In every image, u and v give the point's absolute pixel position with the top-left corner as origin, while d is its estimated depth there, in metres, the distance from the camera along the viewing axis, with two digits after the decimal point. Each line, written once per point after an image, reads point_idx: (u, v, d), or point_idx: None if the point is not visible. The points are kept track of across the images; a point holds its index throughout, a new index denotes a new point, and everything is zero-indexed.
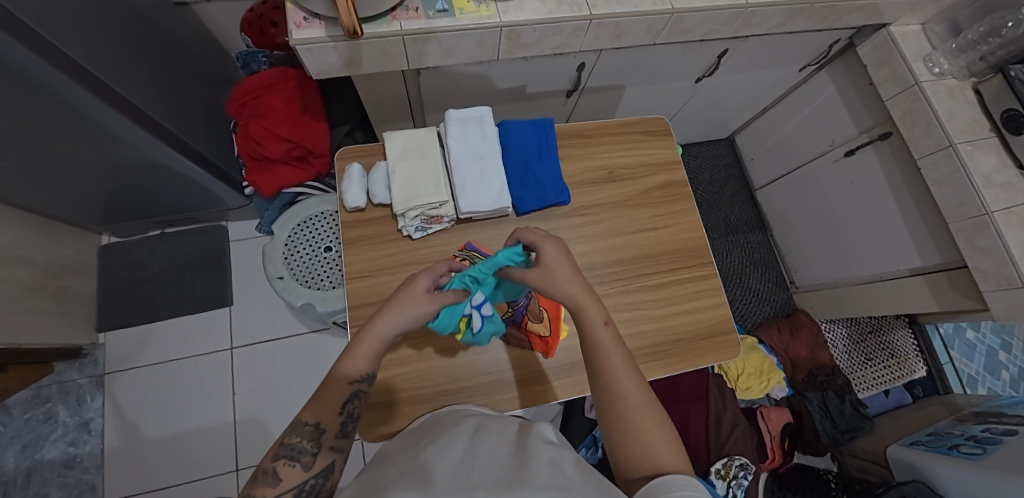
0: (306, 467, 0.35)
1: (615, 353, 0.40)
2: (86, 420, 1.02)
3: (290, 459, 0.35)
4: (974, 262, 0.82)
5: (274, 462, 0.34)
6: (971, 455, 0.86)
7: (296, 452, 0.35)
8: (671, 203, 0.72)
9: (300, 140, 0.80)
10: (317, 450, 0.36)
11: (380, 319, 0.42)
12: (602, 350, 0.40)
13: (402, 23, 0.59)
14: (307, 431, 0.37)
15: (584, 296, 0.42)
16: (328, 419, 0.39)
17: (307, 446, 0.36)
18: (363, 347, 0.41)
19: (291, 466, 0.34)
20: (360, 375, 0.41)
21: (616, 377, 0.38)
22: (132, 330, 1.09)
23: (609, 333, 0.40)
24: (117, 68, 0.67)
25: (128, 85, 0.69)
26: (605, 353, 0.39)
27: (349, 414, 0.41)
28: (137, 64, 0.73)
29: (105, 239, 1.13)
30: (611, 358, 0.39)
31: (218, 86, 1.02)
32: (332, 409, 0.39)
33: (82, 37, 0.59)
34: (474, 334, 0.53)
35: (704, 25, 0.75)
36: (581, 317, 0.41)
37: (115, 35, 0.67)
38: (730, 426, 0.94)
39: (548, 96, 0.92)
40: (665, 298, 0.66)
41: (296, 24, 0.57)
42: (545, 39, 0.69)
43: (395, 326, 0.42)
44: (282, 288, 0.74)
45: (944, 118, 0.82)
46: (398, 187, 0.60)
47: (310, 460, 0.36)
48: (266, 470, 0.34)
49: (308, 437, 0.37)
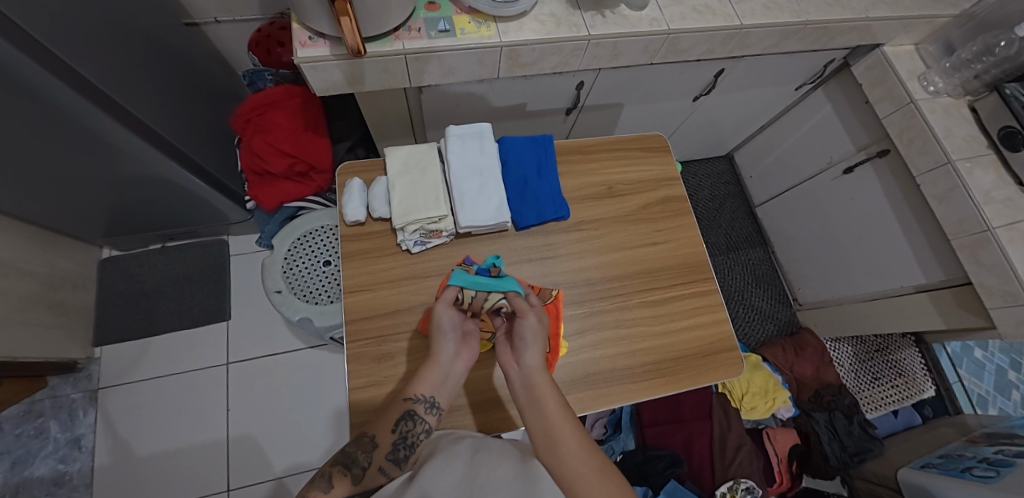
0: (355, 480, 0.39)
1: (564, 419, 0.40)
2: (78, 436, 0.99)
3: (344, 468, 0.40)
4: (979, 278, 0.81)
5: (330, 468, 0.40)
6: (984, 478, 0.84)
7: (350, 462, 0.41)
8: (671, 218, 0.72)
9: (302, 155, 0.80)
10: (366, 466, 0.40)
11: (438, 348, 0.48)
12: (552, 420, 0.40)
13: (405, 42, 0.61)
14: (363, 444, 0.42)
15: (537, 371, 0.45)
16: (382, 435, 0.43)
17: (359, 458, 0.41)
18: (428, 373, 0.47)
19: (343, 476, 0.39)
20: (419, 395, 0.45)
21: (563, 439, 0.38)
22: (130, 344, 1.08)
23: (559, 401, 0.43)
24: (122, 83, 0.67)
25: (131, 98, 0.70)
26: (555, 418, 0.40)
27: (402, 435, 0.43)
28: (147, 81, 0.75)
29: (106, 252, 1.14)
30: (559, 420, 0.40)
31: (224, 103, 1.04)
32: (387, 426, 0.43)
33: (92, 55, 0.61)
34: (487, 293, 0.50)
35: (699, 45, 0.76)
36: (535, 388, 0.44)
37: (121, 49, 0.68)
38: (735, 448, 0.91)
39: (547, 113, 0.93)
40: (663, 314, 0.65)
41: (301, 43, 0.59)
42: (544, 58, 0.70)
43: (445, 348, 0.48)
44: (279, 302, 0.73)
45: (941, 135, 0.83)
46: (398, 202, 0.60)
47: (359, 473, 0.40)
48: (326, 473, 0.40)
49: (364, 450, 0.42)
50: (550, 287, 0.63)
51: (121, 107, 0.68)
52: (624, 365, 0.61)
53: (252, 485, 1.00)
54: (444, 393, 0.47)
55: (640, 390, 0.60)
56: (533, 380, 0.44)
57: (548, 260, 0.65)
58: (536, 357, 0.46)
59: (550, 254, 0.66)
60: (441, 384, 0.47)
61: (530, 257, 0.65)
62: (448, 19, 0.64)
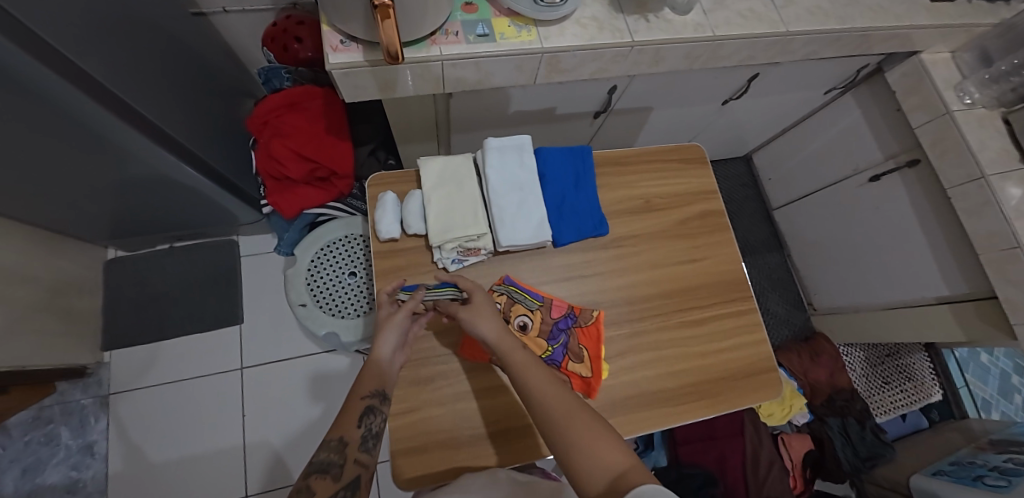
0: (337, 477, 0.37)
1: (532, 369, 0.44)
2: (90, 442, 0.98)
3: (321, 473, 0.37)
4: (1006, 294, 0.81)
5: (305, 480, 0.36)
6: (997, 488, 0.86)
7: (325, 465, 0.37)
8: (709, 234, 0.70)
9: (323, 160, 0.76)
10: (344, 462, 0.38)
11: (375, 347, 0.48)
12: (522, 374, 0.44)
13: (443, 48, 0.57)
14: (331, 447, 0.39)
15: (496, 336, 0.47)
16: (349, 432, 0.41)
17: (334, 459, 0.38)
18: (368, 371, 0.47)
19: (321, 479, 0.36)
20: (371, 390, 0.45)
21: (536, 388, 0.42)
22: (139, 349, 1.05)
23: (523, 356, 0.45)
24: (127, 78, 0.62)
25: (136, 94, 0.65)
26: (524, 372, 0.44)
27: (367, 428, 0.43)
28: (154, 78, 0.70)
29: (111, 253, 1.10)
30: (528, 375, 0.43)
31: (231, 98, 0.99)
32: (351, 423, 0.42)
33: (97, 49, 0.56)
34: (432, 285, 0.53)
35: (742, 51, 0.73)
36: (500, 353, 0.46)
37: (125, 39, 0.63)
38: (767, 464, 0.92)
39: (575, 117, 0.90)
40: (703, 335, 0.64)
41: (333, 47, 0.55)
42: (583, 65, 0.66)
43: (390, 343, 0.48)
44: (305, 315, 0.72)
45: (975, 148, 0.81)
46: (435, 219, 0.57)
47: (339, 471, 0.37)
48: (301, 488, 0.35)
49: (333, 451, 0.39)
50: (590, 308, 0.62)
51: (127, 106, 0.64)
52: (664, 387, 0.60)
53: (268, 491, 0.99)
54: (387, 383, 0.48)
55: (681, 413, 0.59)
56: (494, 347, 0.47)
57: (587, 279, 0.63)
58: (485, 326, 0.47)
59: (588, 271, 0.64)
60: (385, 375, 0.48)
61: (568, 276, 0.63)
62: (486, 22, 0.60)
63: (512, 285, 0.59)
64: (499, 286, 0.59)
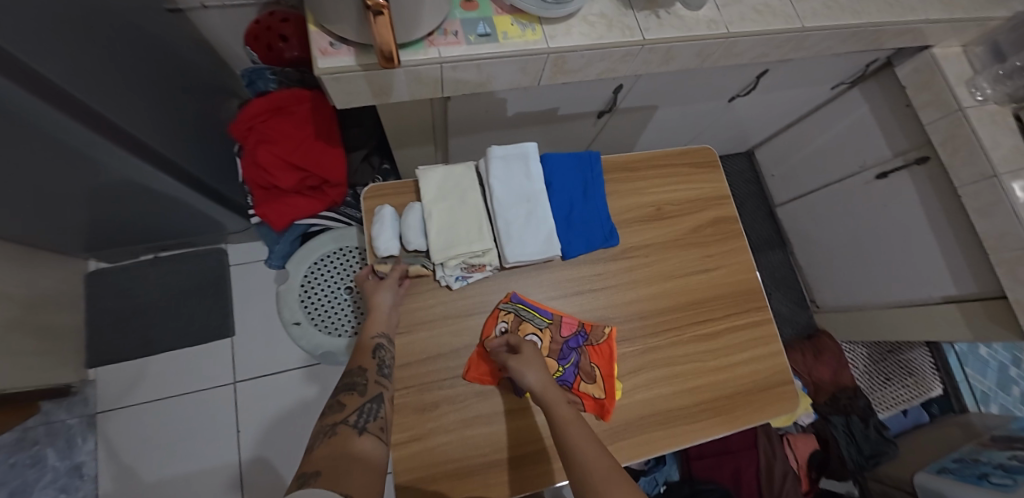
0: (360, 393, 0.47)
1: (574, 421, 0.43)
2: (79, 463, 0.93)
3: (349, 391, 0.48)
4: (1016, 295, 0.80)
5: (336, 396, 0.48)
6: (1002, 486, 0.87)
7: (352, 386, 0.48)
8: (722, 242, 0.67)
9: (314, 169, 0.71)
10: (365, 383, 0.48)
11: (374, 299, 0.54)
12: (564, 424, 0.42)
13: (441, 49, 0.53)
14: (355, 374, 0.50)
15: (543, 386, 0.47)
16: (366, 363, 0.50)
17: (358, 382, 0.48)
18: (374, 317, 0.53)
19: (349, 394, 0.47)
20: (379, 332, 0.52)
21: (574, 439, 0.40)
22: (125, 365, 1.01)
23: (568, 408, 0.44)
24: (93, 81, 0.57)
25: (103, 98, 0.59)
26: (566, 423, 0.42)
27: (382, 359, 0.51)
28: (124, 80, 0.64)
29: (92, 264, 1.04)
30: (569, 426, 0.42)
31: (211, 99, 0.93)
32: (367, 357, 0.51)
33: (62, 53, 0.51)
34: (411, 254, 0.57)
35: (755, 48, 0.70)
36: (545, 402, 0.45)
37: (93, 38, 0.57)
38: (782, 476, 0.90)
39: (579, 117, 0.86)
40: (718, 348, 0.62)
41: (322, 50, 0.50)
42: (591, 65, 0.62)
43: (387, 297, 0.54)
44: (299, 335, 0.68)
45: (988, 146, 0.79)
46: (437, 235, 0.54)
47: (361, 388, 0.47)
48: (333, 403, 0.47)
49: (357, 377, 0.49)
50: (601, 324, 0.59)
51: (90, 111, 0.58)
52: (680, 404, 0.58)
53: None
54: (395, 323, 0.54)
55: (698, 431, 0.57)
56: (540, 394, 0.46)
57: (598, 293, 0.60)
58: (535, 374, 0.48)
59: (599, 285, 0.61)
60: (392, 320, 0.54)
61: (578, 290, 0.60)
62: (488, 20, 0.56)
63: (520, 302, 0.56)
64: (506, 304, 0.56)
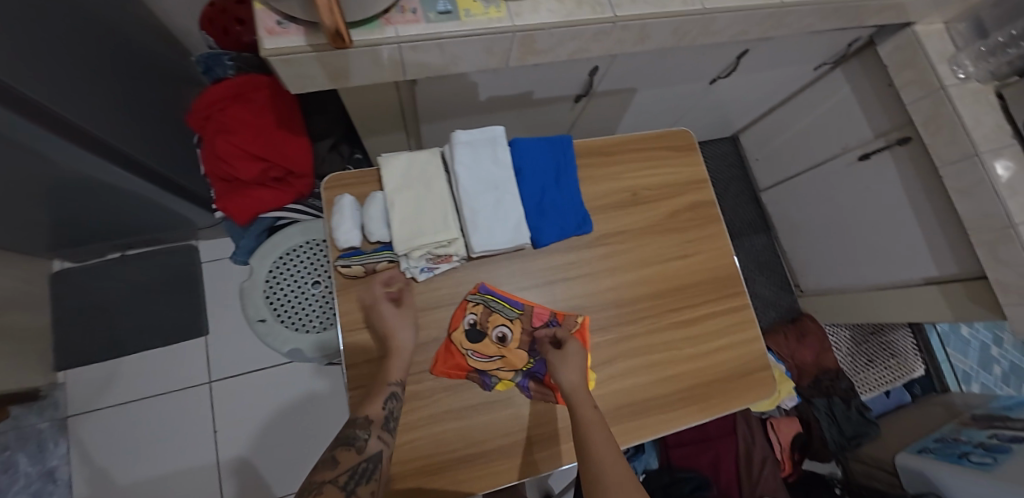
0: (359, 451, 0.42)
1: (596, 427, 0.41)
2: (51, 469, 0.90)
3: (347, 445, 0.42)
4: (997, 275, 0.80)
5: (332, 451, 0.42)
6: (983, 466, 0.89)
7: (352, 439, 0.43)
8: (700, 227, 0.65)
9: (276, 158, 0.68)
10: (367, 437, 0.43)
11: (393, 338, 0.49)
12: (588, 427, 0.41)
13: (398, 28, 0.50)
14: (359, 423, 0.44)
15: (577, 385, 0.46)
16: (374, 411, 0.44)
17: (359, 433, 0.43)
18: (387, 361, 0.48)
19: (346, 450, 0.41)
20: (393, 379, 0.47)
21: (596, 446, 0.39)
22: (97, 367, 0.98)
23: (595, 411, 0.43)
24: (43, 78, 0.53)
25: (57, 96, 0.55)
26: (589, 427, 0.41)
27: (391, 411, 0.45)
28: (79, 73, 0.61)
29: (56, 264, 1.00)
30: (592, 431, 0.41)
31: (173, 88, 0.89)
32: (377, 404, 0.45)
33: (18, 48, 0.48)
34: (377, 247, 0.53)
35: (733, 26, 0.67)
36: (574, 401, 0.44)
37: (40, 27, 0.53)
38: (761, 462, 0.89)
39: (555, 101, 0.84)
40: (696, 335, 0.60)
41: (268, 29, 0.46)
42: (561, 45, 0.60)
43: (406, 338, 0.49)
44: (265, 332, 0.65)
45: (970, 125, 0.78)
46: (399, 225, 0.51)
47: (361, 445, 0.42)
48: (328, 458, 0.41)
49: (360, 427, 0.43)
50: (574, 313, 0.57)
51: (45, 111, 0.55)
52: (657, 393, 0.56)
53: None
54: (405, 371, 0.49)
55: (675, 420, 0.56)
56: (570, 393, 0.45)
57: (572, 281, 0.59)
58: (569, 373, 0.47)
59: (573, 273, 0.59)
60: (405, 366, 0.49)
61: (552, 279, 0.58)
62: None
63: (489, 293, 0.55)
64: (476, 295, 0.54)
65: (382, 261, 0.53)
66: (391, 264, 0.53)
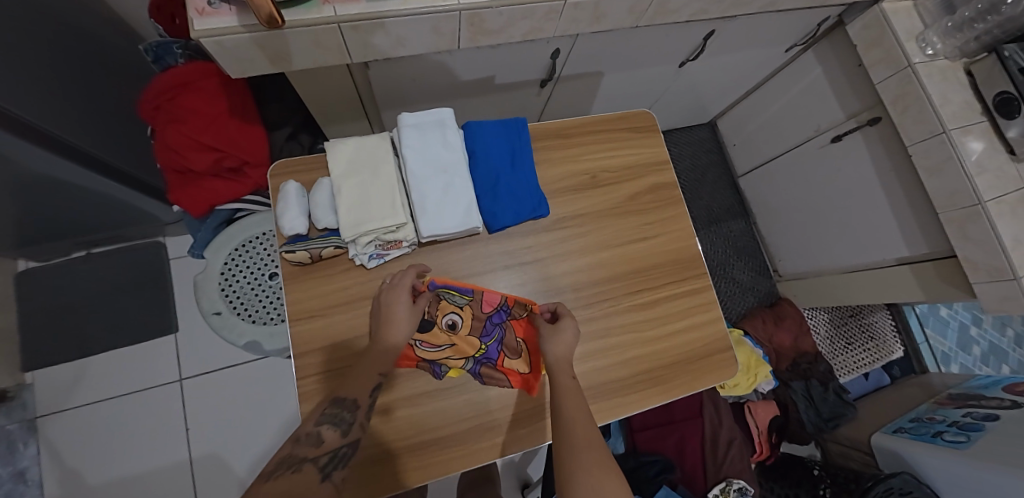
0: (344, 433, 0.40)
1: (574, 398, 0.42)
2: (22, 470, 0.89)
3: (331, 424, 0.40)
4: (965, 253, 0.80)
5: (317, 427, 0.40)
6: (955, 444, 0.90)
7: (336, 419, 0.41)
8: (662, 209, 0.65)
9: (229, 148, 0.66)
10: (353, 422, 0.42)
11: (391, 331, 0.45)
12: (564, 397, 0.42)
13: (336, 7, 0.48)
14: (346, 405, 0.42)
15: (561, 356, 0.46)
16: (362, 396, 0.43)
17: (346, 416, 0.41)
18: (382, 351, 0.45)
19: (331, 430, 0.40)
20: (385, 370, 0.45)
21: (569, 416, 0.40)
22: (66, 366, 0.96)
23: (573, 383, 0.44)
24: None
25: (4, 91, 0.54)
26: (565, 398, 0.42)
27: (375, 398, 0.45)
28: (29, 68, 0.59)
29: (20, 263, 0.98)
30: (569, 402, 0.42)
31: (131, 81, 0.87)
32: (365, 390, 0.44)
33: None
34: (327, 232, 0.52)
35: (692, 4, 0.66)
36: (555, 373, 0.45)
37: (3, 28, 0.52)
38: (726, 444, 0.88)
39: (519, 86, 0.82)
40: (657, 317, 0.60)
41: (198, 10, 0.45)
42: (512, 25, 0.58)
43: (405, 334, 0.46)
44: (221, 324, 0.68)
45: (937, 102, 0.78)
46: (345, 211, 0.50)
47: (348, 427, 0.41)
48: (311, 432, 0.39)
49: (347, 409, 0.42)
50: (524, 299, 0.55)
51: None
52: (616, 376, 0.56)
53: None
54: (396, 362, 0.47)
55: (634, 402, 0.55)
56: (553, 364, 0.46)
57: (529, 266, 0.58)
58: (562, 342, 0.47)
59: (530, 258, 0.58)
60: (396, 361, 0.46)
61: (508, 264, 0.57)
62: None
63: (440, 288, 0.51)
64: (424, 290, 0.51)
65: (329, 247, 0.51)
66: (340, 250, 0.52)
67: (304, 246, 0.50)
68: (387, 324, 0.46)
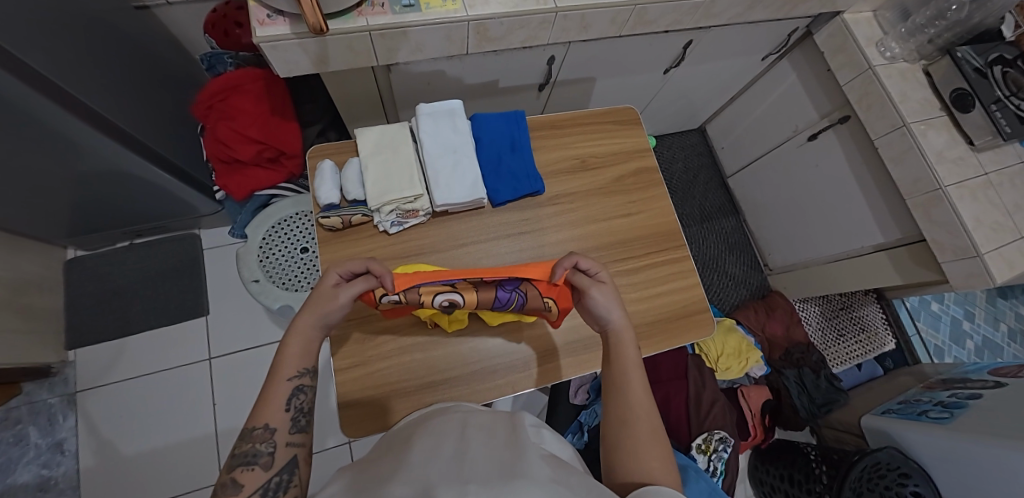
0: (265, 468, 0.34)
1: (636, 374, 0.44)
2: (60, 441, 0.98)
3: (248, 465, 0.34)
4: (931, 234, 0.87)
5: (230, 474, 0.33)
6: (940, 419, 0.93)
7: (252, 456, 0.35)
8: (644, 189, 0.74)
9: (271, 141, 0.77)
10: (274, 449, 0.36)
11: (300, 318, 0.43)
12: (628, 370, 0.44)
13: (368, 19, 0.59)
14: (257, 436, 0.36)
15: (625, 327, 0.48)
16: (274, 418, 0.37)
17: (261, 449, 0.35)
18: (292, 346, 0.42)
19: (250, 471, 0.34)
20: (298, 370, 0.41)
21: (632, 391, 0.43)
22: (104, 346, 1.05)
23: (636, 356, 0.46)
24: (67, 73, 0.63)
25: (78, 87, 0.65)
26: (630, 372, 0.44)
27: (298, 408, 0.40)
28: (98, 71, 0.71)
29: (70, 252, 1.09)
30: (631, 377, 0.44)
31: (183, 91, 1.00)
32: (277, 407, 0.38)
33: (39, 45, 0.58)
34: (355, 202, 0.62)
35: (667, 15, 0.76)
36: (620, 342, 0.47)
37: (64, 31, 0.63)
38: (709, 403, 0.93)
39: (520, 90, 0.93)
40: (640, 281, 0.68)
41: (259, 21, 0.56)
42: (512, 33, 0.69)
43: (318, 322, 0.43)
44: (258, 290, 0.79)
45: (896, 100, 0.87)
46: (371, 183, 0.59)
47: (268, 460, 0.35)
48: (225, 482, 0.33)
49: (260, 441, 0.36)
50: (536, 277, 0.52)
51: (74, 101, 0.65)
52: None
53: None
54: (315, 355, 0.44)
55: None
56: (618, 333, 0.47)
57: (526, 235, 0.66)
58: (622, 312, 0.48)
59: (528, 228, 0.67)
60: (314, 352, 0.43)
61: (508, 233, 0.66)
62: None
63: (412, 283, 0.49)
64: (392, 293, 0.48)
65: (357, 215, 0.61)
66: (366, 218, 0.61)
67: (338, 213, 0.59)
68: (298, 309, 0.43)
